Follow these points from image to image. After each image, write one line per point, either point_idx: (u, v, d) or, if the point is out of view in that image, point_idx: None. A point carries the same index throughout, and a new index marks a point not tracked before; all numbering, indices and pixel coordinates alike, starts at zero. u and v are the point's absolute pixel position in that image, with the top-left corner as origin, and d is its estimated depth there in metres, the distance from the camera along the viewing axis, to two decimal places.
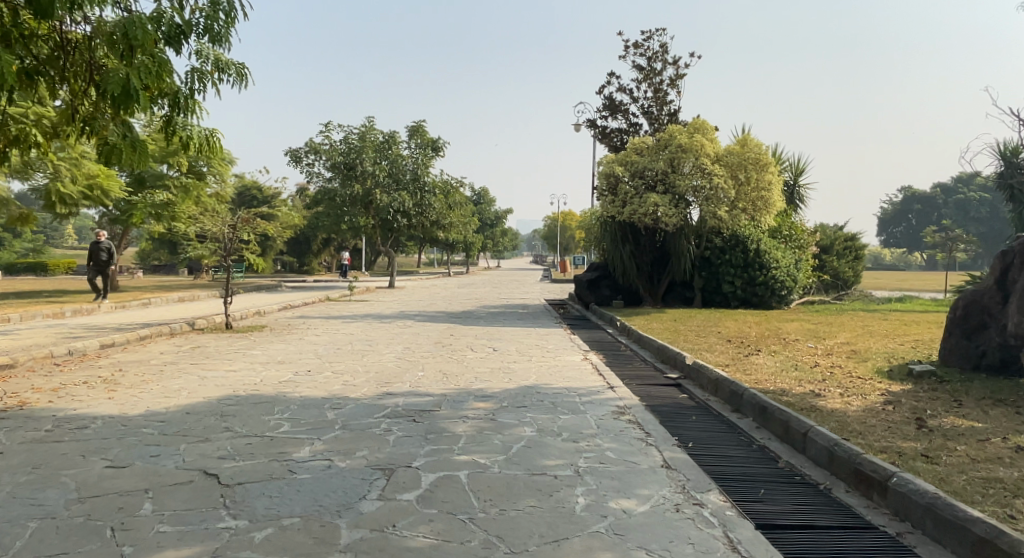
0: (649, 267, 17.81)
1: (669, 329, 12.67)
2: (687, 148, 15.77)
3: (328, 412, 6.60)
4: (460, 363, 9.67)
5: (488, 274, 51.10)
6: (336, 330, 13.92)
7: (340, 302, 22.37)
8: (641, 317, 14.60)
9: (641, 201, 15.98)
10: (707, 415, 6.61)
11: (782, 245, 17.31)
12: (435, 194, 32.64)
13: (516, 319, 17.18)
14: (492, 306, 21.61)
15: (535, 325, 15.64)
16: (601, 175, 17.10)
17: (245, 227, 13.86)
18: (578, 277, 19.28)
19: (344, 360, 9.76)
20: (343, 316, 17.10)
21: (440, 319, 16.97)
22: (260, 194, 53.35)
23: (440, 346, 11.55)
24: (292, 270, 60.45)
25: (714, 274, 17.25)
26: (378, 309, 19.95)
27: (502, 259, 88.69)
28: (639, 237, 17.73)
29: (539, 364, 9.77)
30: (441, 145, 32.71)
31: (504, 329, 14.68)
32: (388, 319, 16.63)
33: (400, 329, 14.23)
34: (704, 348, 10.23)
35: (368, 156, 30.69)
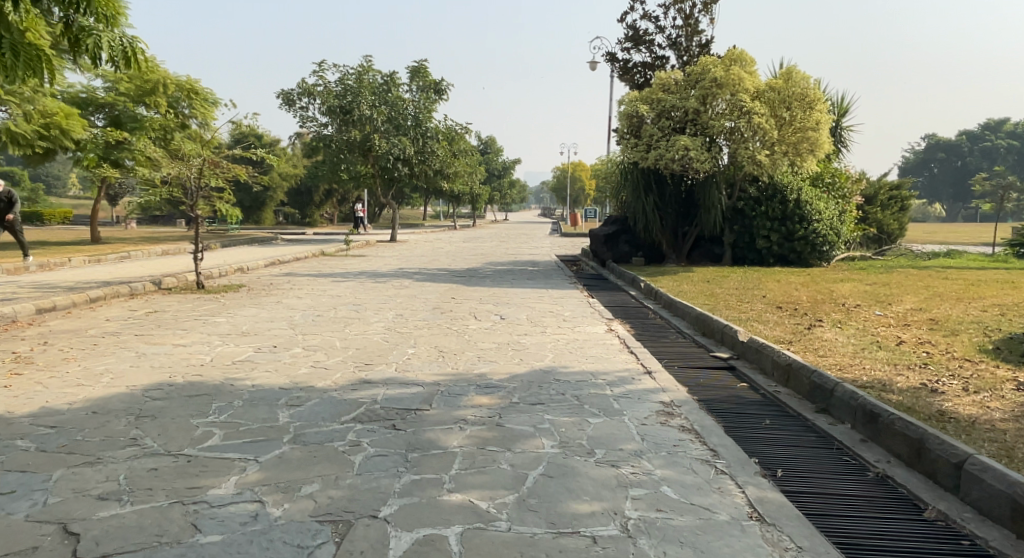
0: (674, 221, 16.06)
1: (703, 291, 11.00)
2: (723, 83, 14.12)
3: (280, 411, 4.97)
4: (459, 336, 8.03)
5: (496, 227, 49.40)
6: (321, 291, 12.25)
7: (335, 257, 20.71)
8: (668, 278, 12.91)
9: (670, 144, 14.32)
10: (784, 417, 4.95)
11: (824, 196, 15.69)
12: (439, 140, 30.73)
13: (525, 277, 15.49)
14: (498, 263, 19.91)
15: (547, 284, 13.99)
16: (623, 116, 15.36)
17: (213, 172, 12.02)
18: (593, 232, 17.55)
19: (320, 332, 8.12)
20: (333, 274, 15.45)
21: (442, 277, 15.34)
22: (258, 143, 51.39)
23: (439, 312, 9.91)
24: (295, 222, 58.85)
25: (748, 229, 15.59)
26: (374, 265, 18.29)
27: (510, 212, 86.67)
28: (663, 187, 15.91)
29: (554, 337, 8.13)
30: (444, 88, 30.71)
31: (512, 290, 13.01)
32: (383, 278, 14.94)
33: (394, 290, 12.58)
34: (753, 317, 8.59)
35: (367, 98, 28.69)
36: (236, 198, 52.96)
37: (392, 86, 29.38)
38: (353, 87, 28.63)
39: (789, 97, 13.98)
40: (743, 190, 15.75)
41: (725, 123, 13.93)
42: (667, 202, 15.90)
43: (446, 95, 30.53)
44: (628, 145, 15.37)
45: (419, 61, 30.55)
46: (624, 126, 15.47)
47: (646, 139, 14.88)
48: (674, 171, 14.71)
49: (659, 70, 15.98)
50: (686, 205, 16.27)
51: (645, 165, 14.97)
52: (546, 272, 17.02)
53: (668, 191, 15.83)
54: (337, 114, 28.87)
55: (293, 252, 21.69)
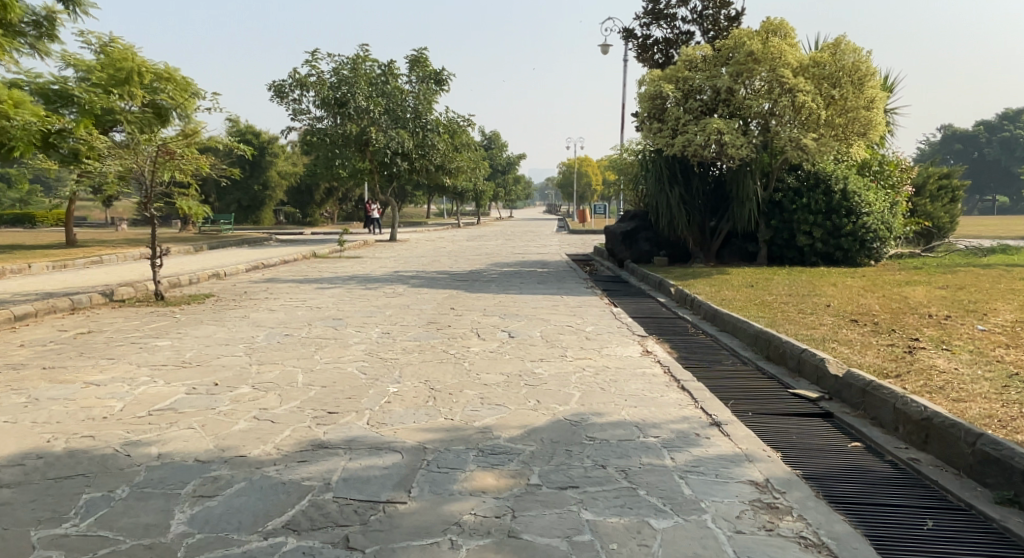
0: (702, 216, 14.32)
1: (749, 298, 9.25)
2: (760, 56, 12.52)
3: (177, 508, 3.25)
4: (457, 365, 6.28)
5: (501, 225, 47.73)
6: (299, 302, 10.50)
7: (327, 260, 18.95)
8: (701, 281, 11.18)
9: (699, 127, 12.65)
10: (952, 519, 3.25)
11: (873, 186, 14.07)
12: (439, 133, 29.04)
13: (536, 281, 13.73)
14: (505, 264, 18.15)
15: (561, 290, 12.24)
16: (643, 97, 13.62)
17: (167, 164, 10.20)
18: (609, 228, 15.82)
19: (281, 359, 6.38)
20: (320, 280, 13.72)
21: (442, 282, 13.62)
22: (255, 141, 49.74)
23: (434, 329, 8.16)
24: (295, 222, 57.26)
25: (786, 224, 13.89)
26: (368, 269, 16.54)
27: (515, 209, 84.93)
28: (690, 179, 14.15)
29: (579, 364, 6.37)
30: (444, 78, 29.01)
31: (523, 297, 11.25)
32: (376, 283, 13.21)
33: (384, 300, 10.82)
34: (827, 334, 6.88)
35: (361, 87, 26.91)
36: (233, 197, 51.39)
37: (389, 75, 27.71)
38: (346, 76, 26.86)
39: (837, 73, 12.33)
40: (780, 180, 14.13)
41: (763, 102, 12.28)
42: (694, 196, 14.15)
43: (447, 85, 28.84)
44: (650, 132, 13.63)
45: (418, 50, 28.85)
46: (644, 109, 13.73)
47: (671, 123, 13.18)
48: (703, 158, 13.05)
49: (682, 45, 14.30)
50: (715, 199, 14.56)
51: (670, 152, 13.25)
52: (559, 274, 15.26)
53: (696, 184, 14.07)
54: (331, 106, 27.16)
55: (281, 254, 19.96)
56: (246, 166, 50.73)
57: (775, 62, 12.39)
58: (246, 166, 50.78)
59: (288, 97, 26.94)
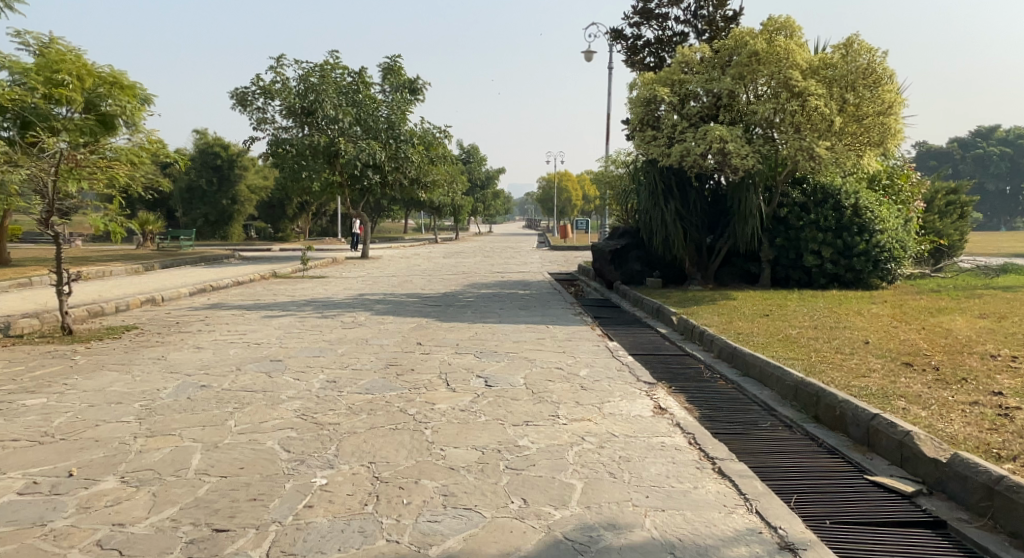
0: (699, 233, 12.95)
1: (769, 331, 7.83)
2: (765, 57, 11.21)
3: None
4: (416, 435, 4.74)
5: (479, 241, 46.29)
6: (237, 335, 8.89)
7: (287, 280, 17.31)
8: (705, 309, 9.77)
9: (699, 134, 11.30)
10: None
11: (885, 201, 12.76)
12: (414, 145, 27.57)
13: (516, 306, 12.24)
14: (482, 285, 16.64)
15: (545, 318, 10.75)
16: (636, 101, 12.25)
17: (72, 176, 8.71)
18: (597, 247, 14.45)
19: (180, 428, 4.79)
20: (272, 306, 12.11)
21: (411, 308, 12.06)
22: (223, 153, 47.94)
23: (392, 375, 6.59)
24: (265, 238, 55.29)
25: (792, 242, 12.52)
26: (330, 291, 14.97)
27: (495, 224, 83.53)
28: (687, 193, 12.80)
29: (576, 430, 4.87)
30: (419, 86, 27.65)
31: (502, 328, 9.76)
32: (335, 310, 11.62)
33: (338, 332, 9.23)
34: (884, 386, 5.44)
35: (329, 94, 25.31)
36: (200, 211, 49.37)
37: (361, 83, 26.21)
38: (312, 81, 25.18)
39: (850, 76, 11.05)
40: (785, 194, 12.81)
41: (770, 107, 10.96)
42: (692, 212, 12.78)
43: (422, 94, 27.45)
44: (642, 140, 12.26)
45: (391, 57, 27.45)
46: (636, 114, 12.33)
47: (666, 130, 11.83)
48: (703, 170, 11.69)
49: (676, 46, 12.98)
50: (714, 214, 13.21)
51: (666, 163, 11.88)
52: (541, 297, 13.79)
53: (694, 198, 12.72)
54: (299, 115, 25.57)
55: (238, 274, 18.32)
56: (214, 179, 48.87)
57: (783, 64, 11.08)
58: (214, 179, 48.94)
59: (252, 105, 25.37)
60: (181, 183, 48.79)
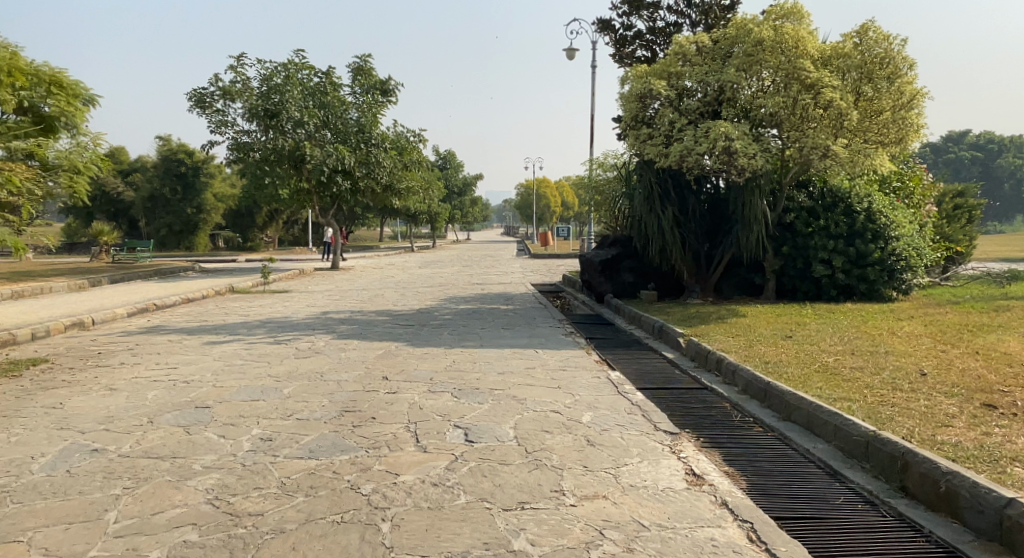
0: (697, 242, 11.74)
1: (801, 357, 6.58)
2: (772, 46, 10.04)
3: None
4: (368, 534, 3.40)
5: (456, 249, 44.86)
6: (166, 370, 7.49)
7: (245, 296, 15.85)
8: (716, 329, 8.53)
9: (700, 132, 10.09)
10: None
11: (900, 205, 11.59)
12: (386, 149, 26.14)
13: (498, 325, 10.92)
14: (460, 299, 15.29)
15: (531, 341, 9.44)
16: (629, 97, 11.03)
17: None
18: (586, 258, 13.22)
19: (32, 533, 3.43)
20: (219, 329, 10.69)
21: (379, 329, 10.69)
22: (188, 161, 46.16)
23: (346, 427, 5.23)
24: (234, 248, 53.42)
25: (799, 250, 11.30)
26: (290, 309, 13.56)
27: (472, 232, 82.10)
28: (684, 197, 11.60)
29: (591, 520, 3.55)
30: (391, 87, 26.31)
31: (482, 354, 8.43)
32: (292, 333, 10.22)
33: (288, 363, 7.84)
34: (983, 442, 4.18)
35: (294, 96, 23.84)
36: (164, 221, 47.44)
37: (329, 83, 24.79)
38: (276, 81, 23.68)
39: (866, 67, 9.90)
40: (791, 197, 11.62)
41: (779, 101, 9.79)
42: (690, 218, 11.58)
43: (394, 96, 26.09)
44: (637, 139, 11.04)
45: (361, 57, 26.04)
46: (629, 111, 11.11)
47: (663, 128, 10.62)
48: (703, 172, 10.49)
49: (671, 37, 11.78)
50: (713, 221, 12.01)
51: (662, 164, 10.67)
52: (525, 314, 12.51)
53: (693, 203, 11.51)
54: (262, 119, 24.08)
55: (192, 289, 16.83)
56: (178, 188, 47.06)
57: (792, 53, 9.91)
58: (178, 188, 47.15)
59: (211, 108, 23.86)
60: (144, 192, 46.91)
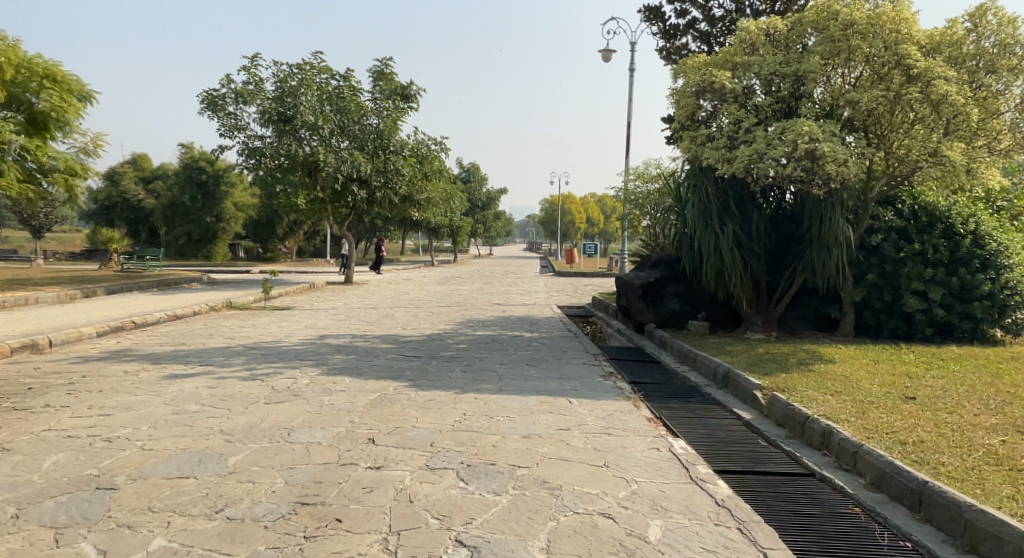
0: (760, 266, 9.88)
1: (950, 436, 4.68)
2: (865, 29, 8.19)
3: None
4: None
5: (478, 264, 43.06)
6: (93, 418, 5.81)
7: (240, 314, 14.21)
8: (801, 379, 6.64)
9: (776, 132, 8.25)
10: None
11: (1011, 227, 9.60)
12: (405, 157, 24.57)
13: (522, 360, 9.10)
14: (479, 323, 13.50)
15: (563, 385, 7.60)
16: (685, 91, 9.21)
17: None
18: (626, 280, 11.41)
19: None
20: (191, 356, 9.01)
21: (379, 361, 8.92)
22: (209, 169, 45.22)
23: (293, 542, 3.46)
24: (253, 258, 52.33)
25: (886, 279, 9.37)
26: (285, 331, 11.87)
27: (495, 247, 80.45)
28: (747, 213, 9.76)
29: None
30: (412, 93, 24.84)
31: (501, 404, 6.61)
32: (274, 365, 8.50)
33: (251, 411, 6.10)
34: None
35: (310, 100, 22.41)
36: (183, 229, 46.46)
37: (347, 87, 23.33)
38: (291, 83, 22.25)
39: (983, 57, 8.03)
40: (876, 216, 9.72)
41: (876, 95, 7.94)
42: (754, 238, 9.72)
43: (416, 102, 24.60)
44: (693, 142, 9.20)
45: (383, 60, 24.62)
46: (683, 108, 9.29)
47: (727, 128, 8.78)
48: (775, 181, 8.65)
49: (736, 23, 10.02)
50: (780, 241, 10.14)
51: (724, 171, 8.84)
52: (553, 345, 10.68)
53: (758, 220, 9.66)
54: (276, 123, 22.60)
55: (184, 304, 15.26)
56: (198, 196, 46.13)
57: (891, 38, 8.06)
58: (198, 196, 46.26)
59: (224, 110, 22.45)
60: (163, 200, 46.08)
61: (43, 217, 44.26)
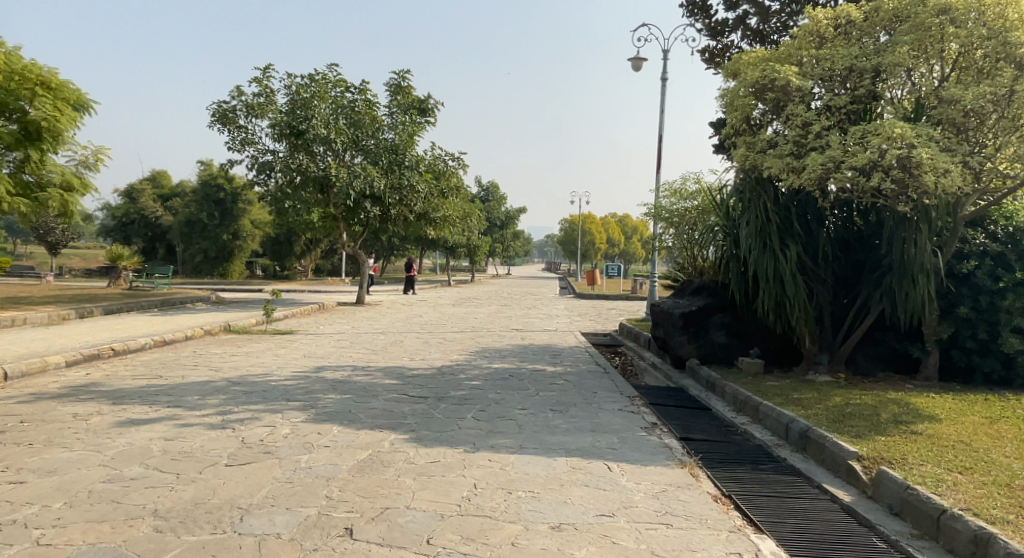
0: (826, 296, 8.48)
1: None
2: (961, 13, 6.80)
3: None
4: None
5: (496, 285, 41.70)
6: (2, 487, 4.56)
7: (234, 340, 12.93)
8: (908, 447, 5.21)
9: (855, 136, 6.87)
10: None
11: None
12: (421, 172, 23.40)
13: (547, 403, 7.71)
14: (496, 353, 12.12)
15: (599, 441, 6.20)
16: (739, 89, 7.83)
17: None
18: (666, 309, 10.04)
19: None
20: (161, 393, 7.75)
21: (377, 403, 7.58)
22: (227, 186, 44.56)
23: None
24: (269, 276, 51.44)
25: (981, 313, 7.94)
26: (278, 361, 10.57)
27: (514, 267, 79.18)
28: (811, 233, 8.37)
29: None
30: (429, 106, 23.77)
31: (523, 471, 5.25)
32: (254, 407, 7.22)
33: (205, 479, 4.81)
34: None
35: (322, 111, 21.40)
36: (198, 246, 45.66)
37: (361, 99, 22.29)
38: (303, 95, 21.17)
39: None
40: (966, 238, 8.28)
41: (981, 93, 6.57)
42: (819, 263, 8.32)
43: (433, 116, 23.56)
44: (749, 149, 7.83)
45: (400, 72, 23.58)
46: (737, 109, 7.92)
47: (792, 132, 7.40)
48: (851, 194, 7.26)
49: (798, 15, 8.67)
50: (847, 267, 8.73)
51: (790, 183, 7.45)
52: (582, 382, 9.30)
53: (825, 242, 8.27)
54: (288, 137, 21.55)
55: (177, 328, 14.03)
56: (216, 213, 45.44)
57: (996, 24, 6.67)
58: (215, 213, 45.57)
59: (234, 124, 21.29)
60: (180, 217, 45.45)
61: (60, 232, 43.77)
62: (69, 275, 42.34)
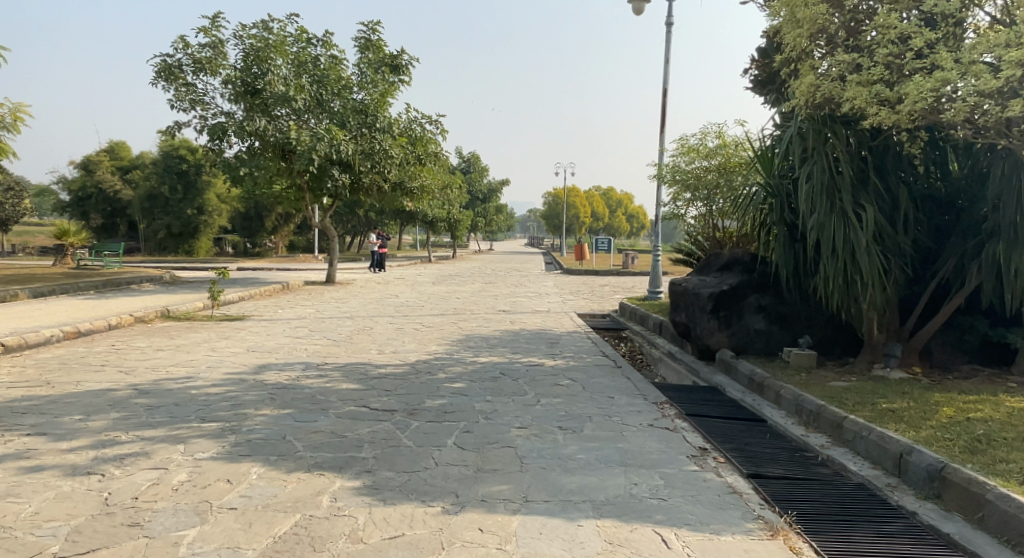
0: (903, 269, 6.62)
1: None
2: None
3: None
4: None
5: (479, 261, 39.62)
6: None
7: (169, 330, 10.85)
8: None
9: (981, 48, 4.93)
10: None
11: None
12: (394, 136, 21.21)
13: (553, 417, 5.81)
14: (481, 342, 10.18)
15: (639, 483, 4.31)
16: None
17: None
18: (691, 287, 8.14)
19: None
20: (31, 412, 5.74)
21: (326, 421, 5.62)
22: (189, 158, 41.84)
23: None
24: (238, 253, 48.91)
25: None
26: (212, 358, 8.56)
27: (496, 242, 77.04)
28: (888, 188, 6.47)
29: None
30: (402, 64, 21.53)
31: (533, 553, 3.34)
32: (149, 433, 5.23)
33: None
34: None
35: (280, 66, 19.12)
36: (162, 222, 42.96)
37: (326, 54, 20.00)
38: (258, 47, 18.85)
39: None
40: None
41: None
42: (898, 228, 6.45)
43: (406, 74, 21.34)
44: (815, 75, 5.83)
45: (370, 26, 21.32)
46: (800, 23, 5.88)
47: (884, 49, 5.41)
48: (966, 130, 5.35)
49: None
50: (926, 233, 6.86)
51: (880, 118, 5.49)
52: (591, 381, 7.39)
53: (905, 199, 6.37)
54: (243, 96, 19.25)
55: (103, 314, 11.90)
56: (179, 187, 42.85)
57: None
58: (178, 187, 42.94)
59: (180, 80, 18.99)
60: (142, 190, 42.72)
61: (10, 208, 40.88)
62: (20, 253, 39.60)
